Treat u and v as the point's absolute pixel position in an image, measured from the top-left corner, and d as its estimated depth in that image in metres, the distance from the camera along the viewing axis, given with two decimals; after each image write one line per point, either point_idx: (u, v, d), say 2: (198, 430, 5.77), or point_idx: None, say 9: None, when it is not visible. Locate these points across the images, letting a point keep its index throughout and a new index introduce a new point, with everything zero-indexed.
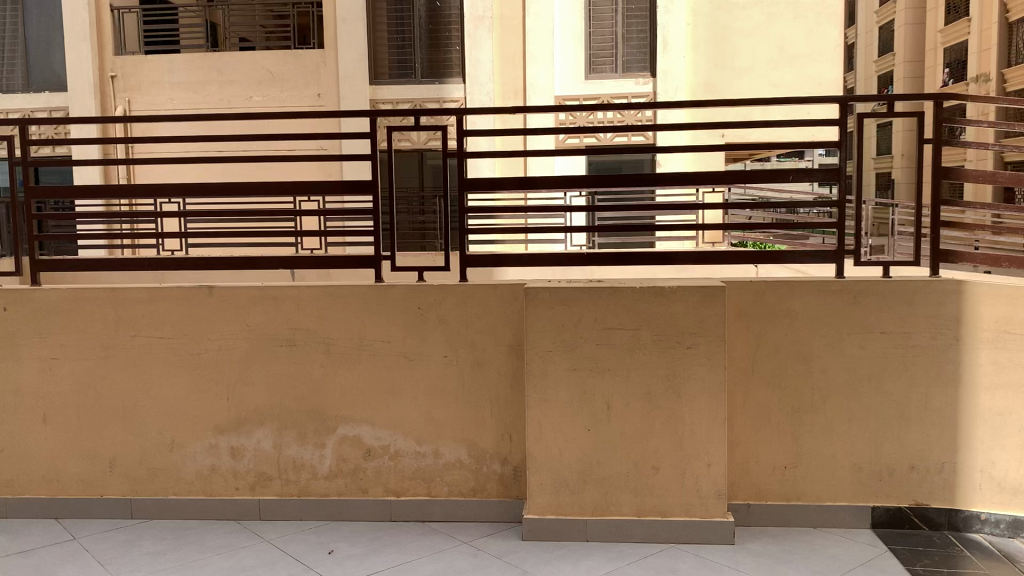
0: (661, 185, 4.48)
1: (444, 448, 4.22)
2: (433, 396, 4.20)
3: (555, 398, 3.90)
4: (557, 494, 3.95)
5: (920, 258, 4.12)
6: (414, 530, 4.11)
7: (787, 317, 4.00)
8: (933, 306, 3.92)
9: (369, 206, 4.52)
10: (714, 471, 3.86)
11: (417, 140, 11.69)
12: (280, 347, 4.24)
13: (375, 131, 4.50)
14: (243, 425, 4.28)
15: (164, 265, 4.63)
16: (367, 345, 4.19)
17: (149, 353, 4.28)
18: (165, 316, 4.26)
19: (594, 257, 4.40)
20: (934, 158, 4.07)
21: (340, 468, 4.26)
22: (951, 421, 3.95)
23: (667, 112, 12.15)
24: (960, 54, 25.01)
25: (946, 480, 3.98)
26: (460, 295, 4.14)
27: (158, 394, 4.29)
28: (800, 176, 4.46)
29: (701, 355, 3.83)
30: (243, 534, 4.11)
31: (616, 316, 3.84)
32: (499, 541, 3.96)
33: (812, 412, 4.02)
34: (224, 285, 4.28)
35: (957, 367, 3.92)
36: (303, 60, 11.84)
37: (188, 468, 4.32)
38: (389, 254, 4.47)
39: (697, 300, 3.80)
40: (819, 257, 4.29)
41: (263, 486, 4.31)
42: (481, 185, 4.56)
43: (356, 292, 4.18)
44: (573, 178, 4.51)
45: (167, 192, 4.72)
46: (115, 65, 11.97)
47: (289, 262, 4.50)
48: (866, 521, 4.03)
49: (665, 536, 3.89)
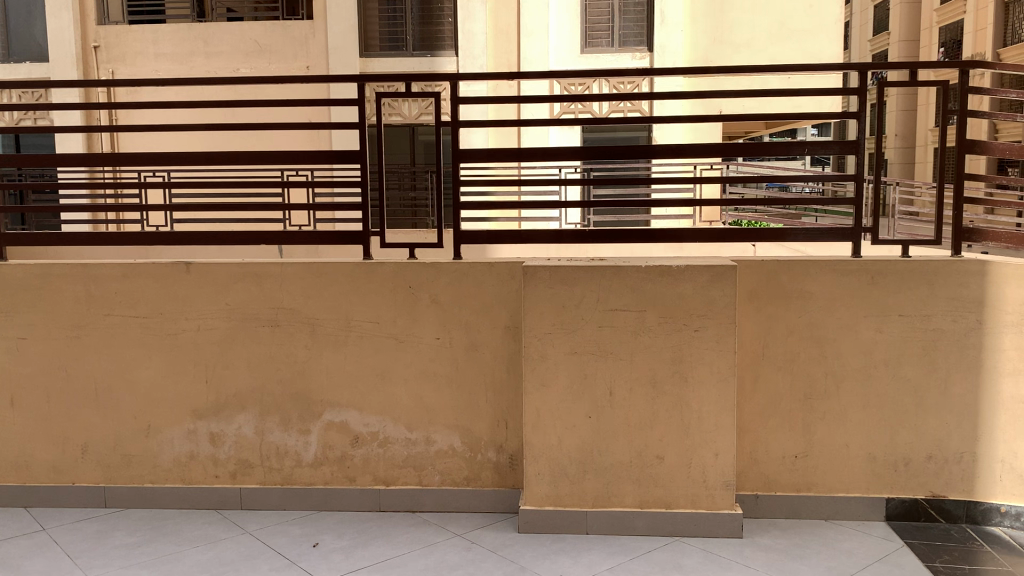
0: (670, 158, 4.20)
1: (435, 435, 4.00)
2: (425, 380, 3.97)
3: (555, 383, 3.67)
4: (556, 484, 3.73)
5: (943, 238, 3.89)
6: (405, 522, 3.89)
7: (800, 299, 3.79)
8: (956, 287, 3.70)
9: (357, 180, 4.23)
10: (722, 461, 3.65)
11: (408, 114, 11.44)
12: (262, 327, 3.99)
13: (364, 98, 4.19)
14: (224, 409, 4.05)
15: (141, 240, 4.37)
16: (355, 326, 3.95)
17: (123, 333, 4.03)
18: (140, 293, 4.00)
19: (596, 234, 4.14)
20: (959, 131, 3.84)
21: (326, 456, 4.04)
22: (971, 409, 3.74)
23: (665, 80, 11.88)
24: (956, 32, 24.67)
25: (964, 472, 3.78)
26: (454, 274, 3.90)
27: (134, 377, 4.05)
28: (815, 149, 4.19)
29: (710, 339, 3.60)
30: (223, 525, 3.89)
31: (619, 297, 3.61)
32: (494, 533, 3.75)
33: (825, 398, 3.81)
34: (203, 260, 4.02)
35: (979, 352, 3.71)
36: (291, 31, 11.55)
37: (166, 454, 4.09)
38: (379, 231, 4.20)
39: (707, 280, 3.57)
40: (834, 235, 4.06)
41: (245, 473, 4.08)
42: (476, 157, 4.26)
43: (342, 269, 3.93)
44: (574, 150, 4.23)
45: (143, 161, 4.45)
46: (98, 35, 11.64)
47: (273, 237, 4.24)
48: (879, 512, 3.84)
49: (670, 529, 3.69)
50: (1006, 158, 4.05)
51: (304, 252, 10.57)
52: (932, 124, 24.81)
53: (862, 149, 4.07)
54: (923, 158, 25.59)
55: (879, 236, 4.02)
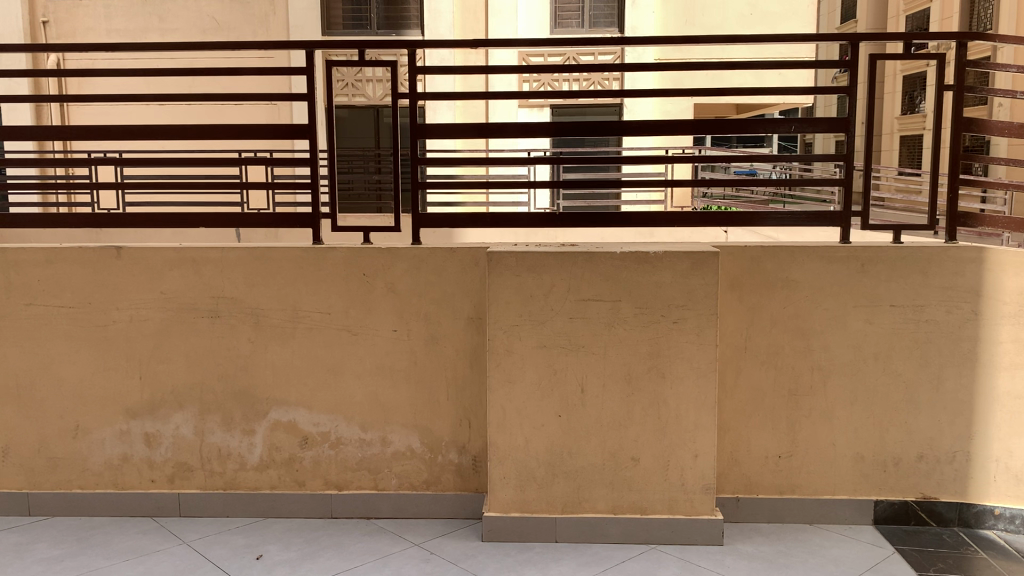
0: (650, 135, 3.87)
1: (392, 435, 3.68)
2: (380, 376, 3.65)
3: (522, 379, 3.37)
4: (522, 489, 3.45)
5: (937, 222, 3.64)
6: (358, 530, 3.58)
7: (786, 288, 3.52)
8: (950, 276, 3.46)
9: (306, 158, 3.85)
10: (702, 462, 3.38)
11: (372, 95, 11.16)
12: (201, 319, 3.64)
13: (312, 66, 3.80)
14: (160, 407, 3.70)
15: (71, 222, 3.98)
16: (303, 317, 3.62)
17: (47, 325, 3.65)
18: (67, 281, 3.63)
19: (567, 218, 3.82)
20: (954, 111, 3.59)
21: (272, 458, 3.71)
22: (965, 405, 3.51)
23: (638, 52, 11.61)
24: (921, 21, 24.62)
25: (957, 471, 3.55)
26: (412, 260, 3.58)
27: (59, 373, 3.68)
28: (804, 126, 3.89)
29: (689, 331, 3.32)
30: (158, 534, 3.55)
31: (592, 286, 3.32)
32: (455, 542, 3.45)
33: (811, 395, 3.56)
34: (135, 245, 3.66)
35: (975, 345, 3.47)
36: (250, 8, 11.12)
37: (96, 457, 3.73)
38: (330, 212, 3.83)
39: (686, 268, 3.29)
40: (821, 220, 3.79)
41: (183, 477, 3.74)
42: (438, 133, 3.90)
43: (289, 256, 3.60)
44: (545, 126, 3.89)
45: (77, 134, 4.05)
46: (47, 9, 11.00)
47: (216, 220, 3.88)
48: (867, 516, 3.60)
49: (646, 537, 3.41)
50: (1005, 137, 3.79)
51: (263, 236, 10.17)
52: (898, 113, 24.67)
53: (853, 128, 3.79)
54: (887, 144, 25.52)
55: (869, 221, 3.75)
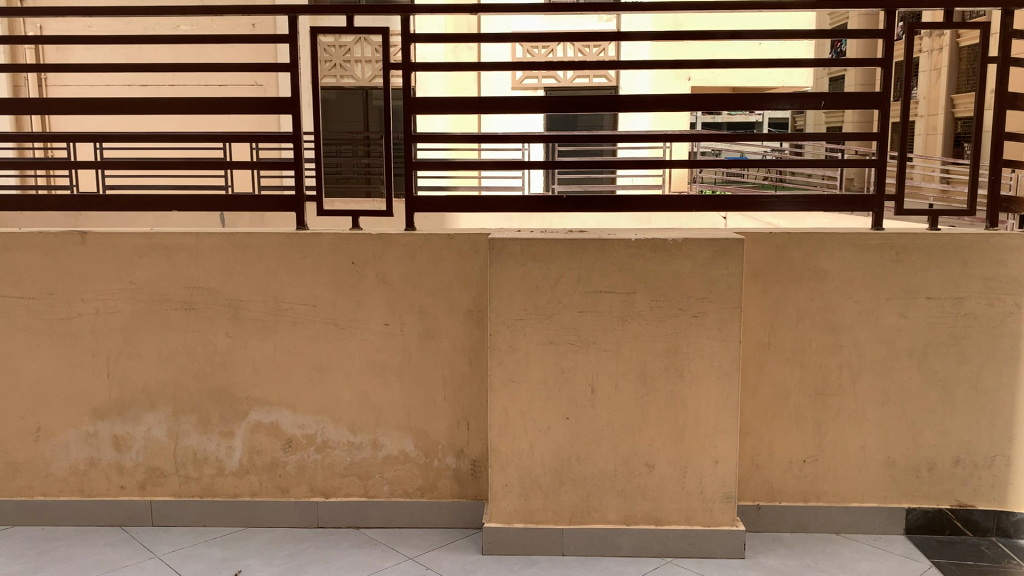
0: (659, 111, 3.55)
1: (383, 438, 3.38)
2: (371, 373, 3.35)
3: (526, 377, 3.08)
4: (527, 498, 3.16)
5: (977, 206, 3.35)
6: (346, 542, 3.28)
7: (813, 279, 3.23)
8: (992, 266, 3.18)
9: (289, 135, 3.51)
10: (723, 468, 3.10)
11: (361, 76, 10.73)
12: (175, 310, 3.33)
13: (295, 33, 3.45)
14: (131, 407, 3.39)
15: (32, 204, 3.62)
16: (286, 310, 3.31)
17: (5, 317, 3.33)
18: (26, 269, 3.30)
19: (572, 201, 3.51)
20: (998, 86, 3.29)
21: (253, 463, 3.41)
22: (1005, 406, 3.24)
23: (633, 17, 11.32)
24: None
25: (996, 478, 3.28)
26: (405, 248, 3.26)
27: (17, 370, 3.36)
28: (831, 103, 3.58)
29: (711, 326, 3.03)
30: (128, 547, 3.24)
31: (605, 276, 3.02)
32: (454, 556, 3.15)
33: (839, 395, 3.28)
34: (102, 228, 3.32)
35: (1017, 341, 3.20)
36: None
37: (60, 461, 3.42)
38: (316, 194, 3.50)
39: (708, 257, 2.99)
40: (851, 206, 3.49)
41: (156, 483, 3.43)
42: (435, 109, 3.57)
43: (270, 242, 3.28)
44: (549, 101, 3.58)
45: (43, 109, 3.68)
46: None
47: (189, 203, 3.55)
48: (898, 525, 3.33)
49: (660, 550, 3.13)
50: None
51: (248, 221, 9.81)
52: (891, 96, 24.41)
53: (888, 104, 3.48)
54: None
55: (904, 206, 3.45)
